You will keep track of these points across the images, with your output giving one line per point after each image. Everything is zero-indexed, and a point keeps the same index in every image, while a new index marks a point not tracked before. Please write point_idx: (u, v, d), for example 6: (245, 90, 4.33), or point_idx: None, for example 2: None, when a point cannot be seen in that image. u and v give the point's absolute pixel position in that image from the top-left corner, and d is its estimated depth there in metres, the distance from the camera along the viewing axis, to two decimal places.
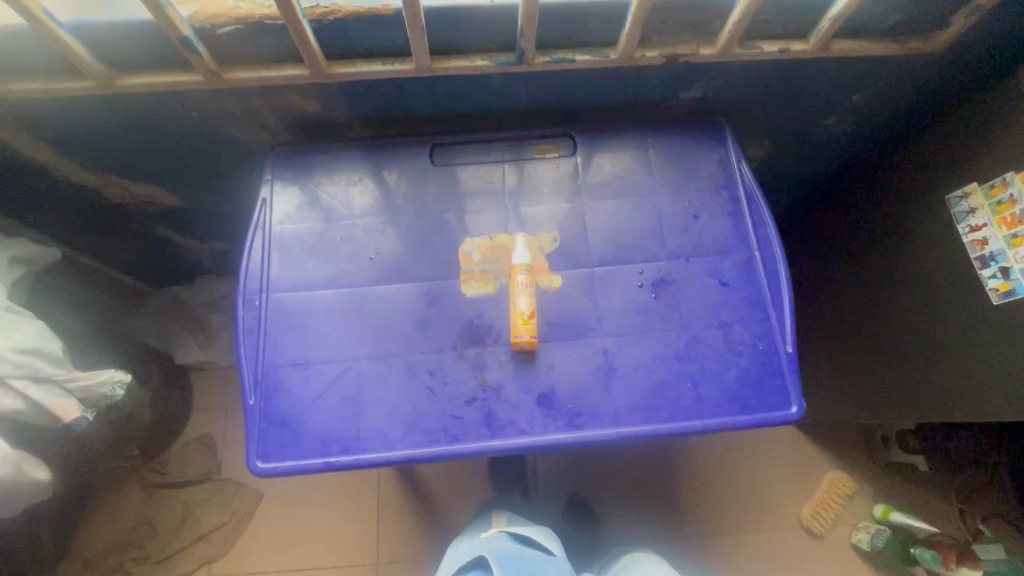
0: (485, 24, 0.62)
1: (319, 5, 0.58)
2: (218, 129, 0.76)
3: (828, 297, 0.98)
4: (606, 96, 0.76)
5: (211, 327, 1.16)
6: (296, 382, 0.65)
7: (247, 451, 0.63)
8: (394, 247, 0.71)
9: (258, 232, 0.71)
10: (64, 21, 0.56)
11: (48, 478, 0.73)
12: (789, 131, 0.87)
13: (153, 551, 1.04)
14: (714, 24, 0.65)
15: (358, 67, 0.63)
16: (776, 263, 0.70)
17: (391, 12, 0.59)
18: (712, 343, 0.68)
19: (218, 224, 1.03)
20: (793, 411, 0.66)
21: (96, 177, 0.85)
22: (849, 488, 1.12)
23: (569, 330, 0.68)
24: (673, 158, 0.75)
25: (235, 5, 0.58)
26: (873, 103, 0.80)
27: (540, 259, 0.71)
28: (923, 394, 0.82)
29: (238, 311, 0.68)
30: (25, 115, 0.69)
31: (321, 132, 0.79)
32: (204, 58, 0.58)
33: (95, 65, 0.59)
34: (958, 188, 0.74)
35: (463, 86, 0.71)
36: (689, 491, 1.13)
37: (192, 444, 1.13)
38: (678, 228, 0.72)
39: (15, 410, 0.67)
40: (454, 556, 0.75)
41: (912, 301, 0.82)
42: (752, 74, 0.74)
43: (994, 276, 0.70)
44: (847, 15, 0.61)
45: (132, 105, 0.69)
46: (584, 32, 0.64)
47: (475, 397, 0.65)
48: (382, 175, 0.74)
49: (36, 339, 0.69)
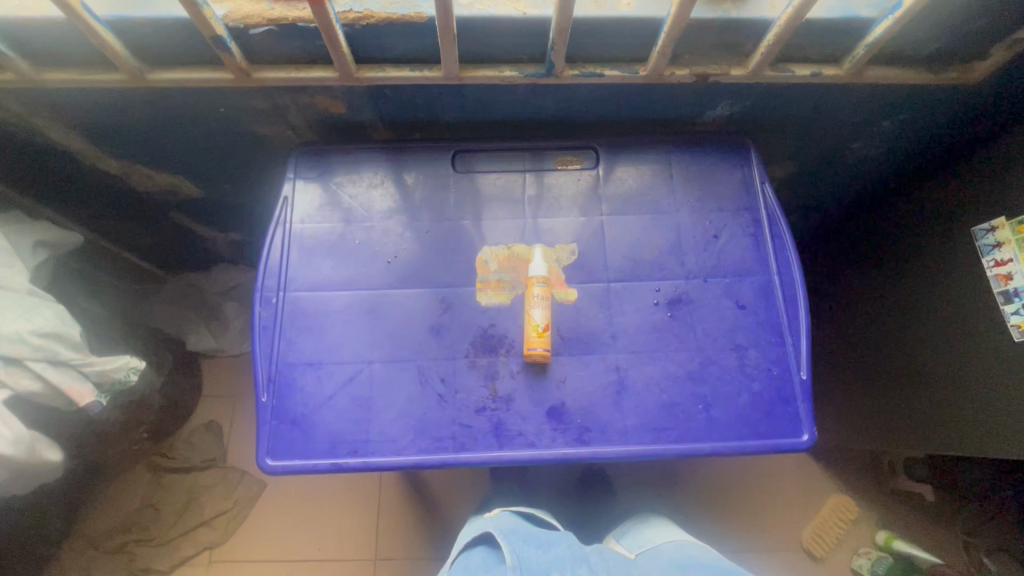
0: (516, 36, 0.61)
1: (352, 10, 0.58)
2: (244, 124, 0.77)
3: (846, 321, 0.97)
4: (631, 110, 0.76)
5: (225, 316, 1.18)
6: (308, 382, 0.66)
7: (257, 447, 0.64)
8: (412, 251, 0.71)
9: (279, 230, 0.71)
10: (102, 15, 0.57)
11: (60, 460, 0.74)
12: (813, 152, 0.86)
13: (155, 534, 1.04)
14: (747, 45, 0.64)
15: (387, 71, 0.64)
16: (795, 288, 0.70)
17: (423, 20, 0.59)
18: (725, 365, 0.67)
19: (236, 216, 1.04)
20: (803, 440, 0.65)
21: (120, 165, 0.86)
22: (852, 514, 1.10)
23: (583, 345, 0.68)
24: (697, 175, 0.75)
25: (269, 7, 0.58)
26: (903, 129, 0.79)
27: (557, 272, 0.71)
28: (936, 427, 0.81)
29: (255, 307, 0.68)
30: (56, 101, 0.70)
31: (345, 133, 0.79)
32: (236, 58, 0.59)
33: (129, 59, 0.59)
34: (985, 221, 0.72)
35: (489, 95, 0.71)
36: (691, 506, 1.12)
37: (200, 430, 1.14)
38: (697, 247, 0.72)
39: (32, 391, 0.68)
40: (470, 529, 0.77)
41: (929, 333, 0.80)
42: (781, 97, 0.73)
43: (1017, 313, 0.68)
44: (883, 43, 0.60)
45: (161, 98, 0.70)
46: (614, 47, 0.64)
47: (485, 407, 0.65)
48: (404, 178, 0.74)
49: (56, 323, 0.69)
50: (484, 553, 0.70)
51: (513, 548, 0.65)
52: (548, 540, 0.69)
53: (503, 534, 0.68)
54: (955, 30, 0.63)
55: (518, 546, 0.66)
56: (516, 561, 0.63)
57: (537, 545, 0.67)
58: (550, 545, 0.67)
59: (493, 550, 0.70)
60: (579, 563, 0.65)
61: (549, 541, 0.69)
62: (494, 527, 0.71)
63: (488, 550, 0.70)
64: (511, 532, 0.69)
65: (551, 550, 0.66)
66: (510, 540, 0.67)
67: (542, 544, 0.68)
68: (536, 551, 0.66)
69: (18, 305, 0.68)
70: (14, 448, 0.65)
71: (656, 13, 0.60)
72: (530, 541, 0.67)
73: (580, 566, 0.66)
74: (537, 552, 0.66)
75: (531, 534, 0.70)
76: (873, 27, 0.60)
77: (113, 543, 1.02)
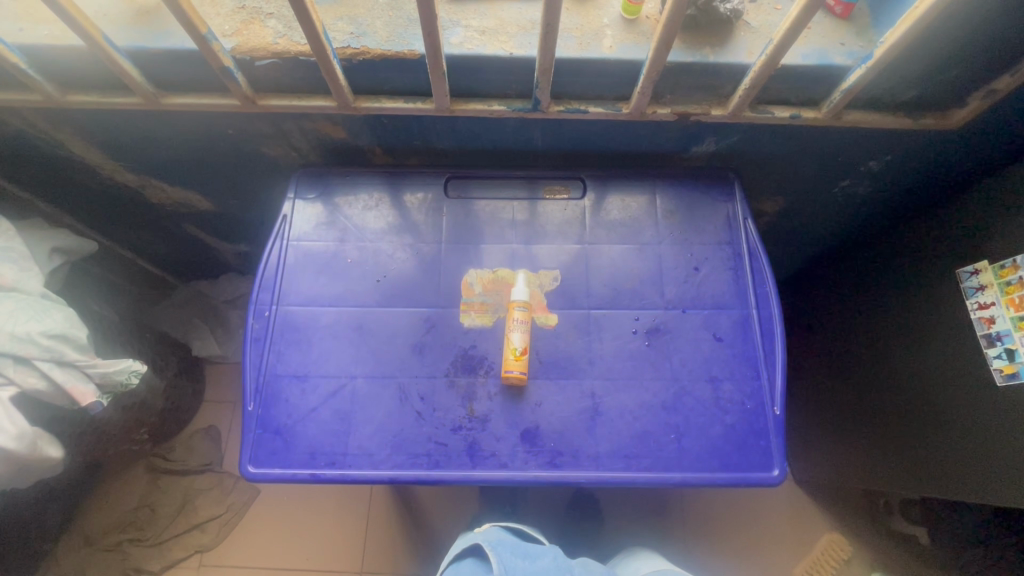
0: (504, 74, 0.65)
1: (350, 46, 0.63)
2: (251, 145, 0.81)
3: (837, 355, 0.97)
4: (618, 144, 0.79)
5: (229, 324, 1.22)
6: (294, 395, 0.68)
7: (240, 455, 0.66)
8: (402, 270, 0.74)
9: (276, 244, 0.75)
10: (123, 47, 0.62)
11: (61, 456, 0.77)
12: (801, 188, 0.88)
13: (150, 534, 1.06)
14: (727, 87, 0.67)
15: (382, 102, 0.68)
16: (772, 323, 0.71)
17: (416, 57, 0.63)
18: (700, 398, 0.68)
19: (245, 229, 1.09)
20: (774, 474, 0.66)
21: (136, 178, 0.91)
22: (845, 553, 1.08)
23: (560, 369, 0.69)
24: (682, 208, 0.77)
25: (274, 41, 0.63)
26: (889, 169, 0.80)
27: (539, 297, 0.73)
28: (923, 468, 0.80)
29: (248, 319, 0.71)
30: (79, 120, 0.75)
31: (346, 156, 0.83)
32: (242, 86, 0.63)
33: (145, 85, 0.64)
34: (970, 264, 0.72)
35: (480, 126, 0.75)
36: (681, 534, 1.10)
37: (199, 434, 1.17)
38: (677, 278, 0.73)
39: (38, 389, 0.70)
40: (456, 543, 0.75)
41: (913, 371, 0.80)
42: (764, 137, 0.75)
43: (999, 356, 0.67)
44: (858, 89, 0.62)
45: (174, 120, 0.75)
46: (598, 86, 0.67)
47: (461, 426, 0.67)
48: (398, 199, 0.78)
49: (64, 325, 0.72)
50: (473, 564, 0.69)
51: (502, 561, 0.66)
52: (533, 547, 0.70)
53: (491, 545, 0.68)
54: (929, 78, 0.66)
55: (507, 559, 0.66)
56: (505, 573, 0.64)
57: (525, 556, 0.67)
58: (537, 557, 0.68)
59: (482, 562, 0.70)
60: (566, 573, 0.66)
61: (537, 552, 0.69)
62: (483, 538, 0.71)
63: (477, 563, 0.70)
64: (499, 543, 0.69)
65: (538, 562, 0.67)
66: (498, 552, 0.67)
67: (529, 555, 0.68)
68: (523, 563, 0.66)
69: (32, 307, 0.71)
70: (52, 453, 0.74)
71: (636, 56, 0.63)
72: (518, 553, 0.68)
73: None
74: (525, 563, 0.67)
75: (518, 545, 0.70)
76: (849, 74, 0.62)
77: (108, 541, 1.05)
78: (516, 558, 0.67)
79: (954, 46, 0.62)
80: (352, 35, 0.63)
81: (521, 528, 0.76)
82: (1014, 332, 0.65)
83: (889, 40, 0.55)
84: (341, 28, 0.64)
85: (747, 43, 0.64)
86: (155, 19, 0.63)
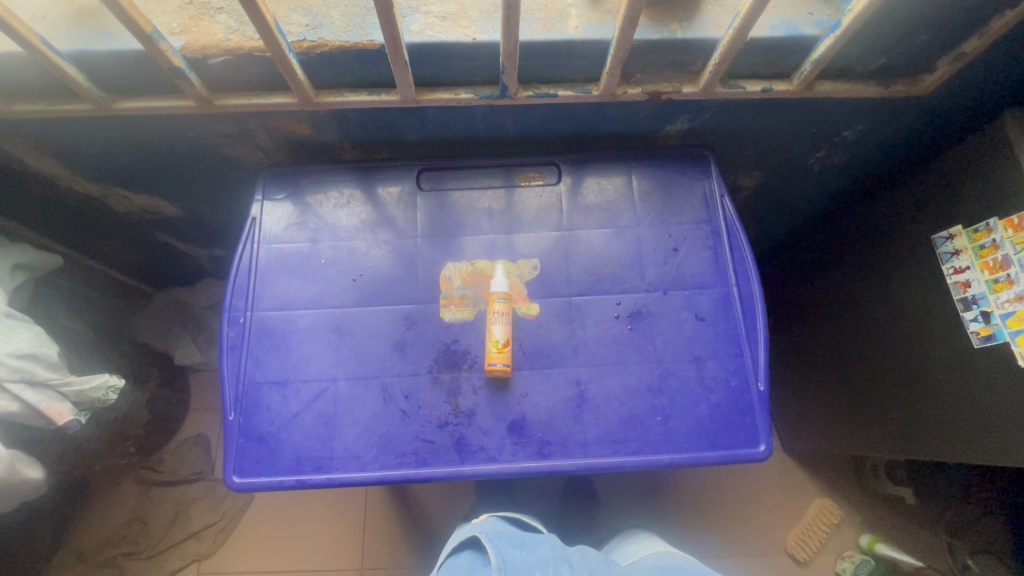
0: (468, 61, 0.64)
1: (307, 39, 0.60)
2: (215, 147, 0.79)
3: (819, 327, 0.98)
4: (591, 127, 0.77)
5: (210, 329, 1.20)
6: (275, 401, 0.67)
7: (224, 465, 0.65)
8: (378, 268, 0.72)
9: (247, 248, 0.73)
10: (67, 51, 0.59)
11: (42, 477, 0.75)
12: (778, 162, 0.87)
13: (144, 547, 1.05)
14: (697, 63, 0.66)
15: (345, 96, 0.65)
16: (753, 299, 0.71)
17: (376, 47, 0.61)
18: (684, 378, 0.68)
19: (217, 234, 1.06)
20: (760, 450, 0.66)
21: (97, 187, 0.87)
22: (835, 517, 1.10)
23: (545, 358, 0.69)
24: (659, 188, 0.76)
25: (226, 37, 0.60)
26: (863, 138, 0.80)
27: (518, 287, 0.72)
28: (907, 433, 0.81)
29: (223, 328, 0.70)
30: (29, 130, 0.72)
31: (315, 152, 0.81)
32: (196, 86, 0.60)
33: (93, 90, 0.61)
34: (944, 229, 0.72)
35: (450, 116, 0.73)
36: (676, 510, 1.12)
37: (187, 443, 1.15)
38: (657, 260, 0.73)
39: (10, 412, 0.68)
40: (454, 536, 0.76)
41: (893, 339, 0.81)
42: (737, 112, 0.74)
43: (976, 319, 0.68)
44: (828, 59, 0.61)
45: (129, 125, 0.72)
46: (566, 68, 0.66)
47: (447, 422, 0.67)
48: (371, 195, 0.76)
49: (33, 344, 0.70)
50: (471, 556, 0.70)
51: (498, 552, 0.66)
52: (529, 537, 0.70)
53: (488, 536, 0.68)
54: (899, 44, 0.65)
55: (503, 548, 0.67)
56: (502, 563, 0.64)
57: (521, 546, 0.67)
58: (534, 547, 0.68)
59: (479, 554, 0.70)
60: (562, 562, 0.66)
61: (534, 541, 0.69)
62: (480, 530, 0.71)
63: (474, 555, 0.70)
64: (496, 535, 0.69)
65: (535, 551, 0.67)
66: (495, 543, 0.67)
67: (525, 545, 0.68)
68: (520, 553, 0.66)
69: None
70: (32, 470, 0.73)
71: (602, 35, 0.62)
72: (515, 543, 0.68)
73: (562, 565, 0.66)
74: (521, 553, 0.66)
75: (516, 536, 0.70)
76: (819, 43, 0.61)
77: (102, 557, 1.04)
78: (513, 548, 0.67)
79: (921, 11, 0.61)
80: (308, 28, 0.61)
81: (518, 518, 0.76)
82: (990, 294, 0.66)
83: (856, 7, 0.54)
84: (296, 20, 0.61)
85: (714, 17, 0.63)
86: (98, 19, 0.60)
